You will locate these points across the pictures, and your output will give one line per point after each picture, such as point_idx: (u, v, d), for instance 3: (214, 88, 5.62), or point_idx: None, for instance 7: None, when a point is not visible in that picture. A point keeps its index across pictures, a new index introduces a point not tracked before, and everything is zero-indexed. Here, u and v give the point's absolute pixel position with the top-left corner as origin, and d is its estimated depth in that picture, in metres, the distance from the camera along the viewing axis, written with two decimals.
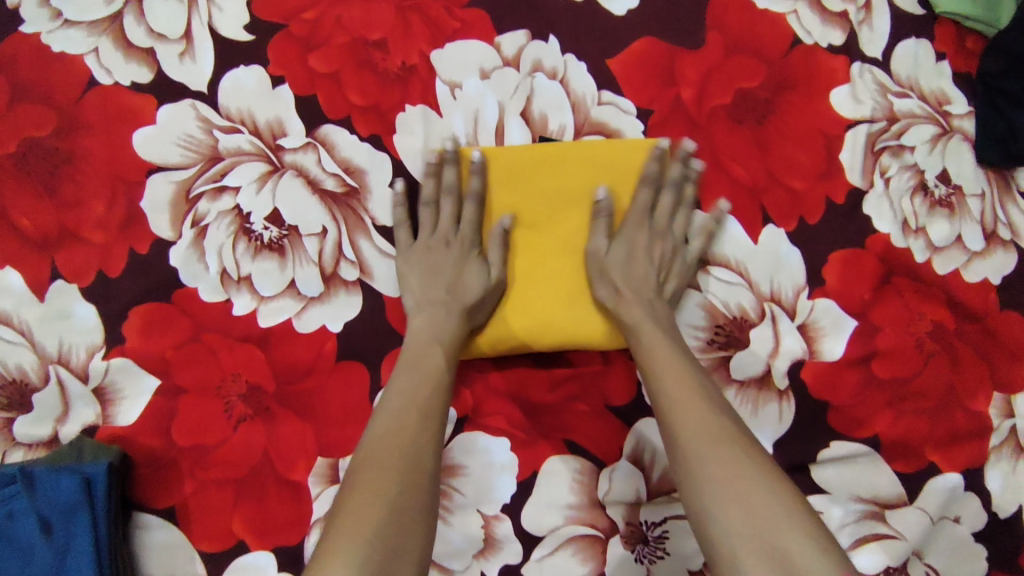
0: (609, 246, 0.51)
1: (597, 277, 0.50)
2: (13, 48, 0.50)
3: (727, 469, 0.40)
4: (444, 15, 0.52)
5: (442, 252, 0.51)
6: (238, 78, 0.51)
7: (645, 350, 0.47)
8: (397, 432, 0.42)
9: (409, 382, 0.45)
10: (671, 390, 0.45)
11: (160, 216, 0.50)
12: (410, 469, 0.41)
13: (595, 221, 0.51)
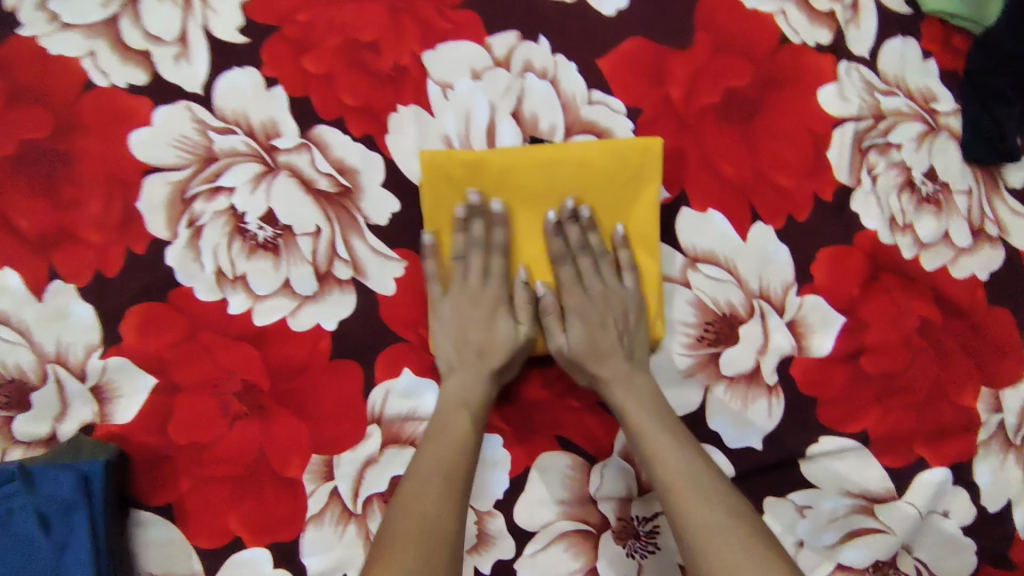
0: (567, 338, 0.51)
1: (573, 370, 0.51)
2: (11, 52, 0.51)
3: (748, 556, 0.41)
4: (435, 17, 0.53)
5: (474, 310, 0.51)
6: (232, 79, 0.51)
7: (632, 430, 0.48)
8: (429, 508, 0.43)
9: (439, 459, 0.46)
10: (668, 470, 0.46)
11: (156, 217, 0.51)
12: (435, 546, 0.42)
13: (547, 319, 0.51)
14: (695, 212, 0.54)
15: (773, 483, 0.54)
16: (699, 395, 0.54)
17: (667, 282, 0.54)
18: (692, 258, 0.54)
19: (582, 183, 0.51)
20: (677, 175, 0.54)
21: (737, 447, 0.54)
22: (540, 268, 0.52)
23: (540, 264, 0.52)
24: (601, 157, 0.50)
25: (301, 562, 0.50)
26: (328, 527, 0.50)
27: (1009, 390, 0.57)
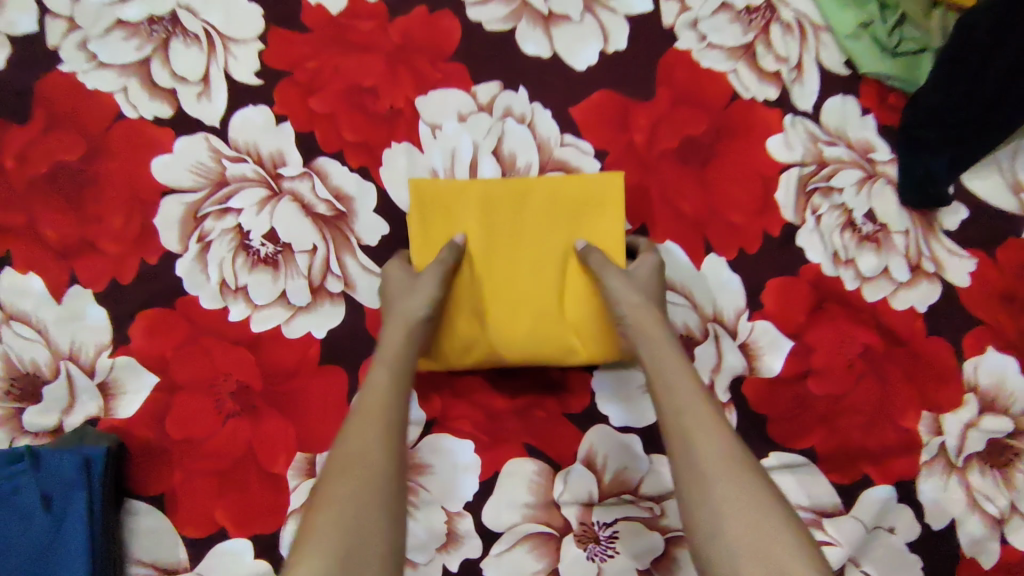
0: (619, 278, 0.53)
1: (619, 299, 0.52)
2: (52, 84, 0.58)
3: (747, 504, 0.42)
4: (428, 67, 0.60)
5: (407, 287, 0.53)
6: (246, 115, 0.58)
7: (672, 372, 0.48)
8: (358, 477, 0.43)
9: (367, 428, 0.46)
10: (694, 416, 0.46)
11: (169, 232, 0.57)
12: (370, 515, 0.42)
13: (597, 257, 0.54)
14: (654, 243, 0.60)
15: None
16: None
17: None
18: None
19: (553, 206, 0.56)
20: (640, 209, 0.61)
21: None
22: (558, 237, 0.56)
23: (517, 235, 0.56)
24: (568, 188, 0.57)
25: (280, 554, 0.53)
26: None
27: (950, 415, 0.61)
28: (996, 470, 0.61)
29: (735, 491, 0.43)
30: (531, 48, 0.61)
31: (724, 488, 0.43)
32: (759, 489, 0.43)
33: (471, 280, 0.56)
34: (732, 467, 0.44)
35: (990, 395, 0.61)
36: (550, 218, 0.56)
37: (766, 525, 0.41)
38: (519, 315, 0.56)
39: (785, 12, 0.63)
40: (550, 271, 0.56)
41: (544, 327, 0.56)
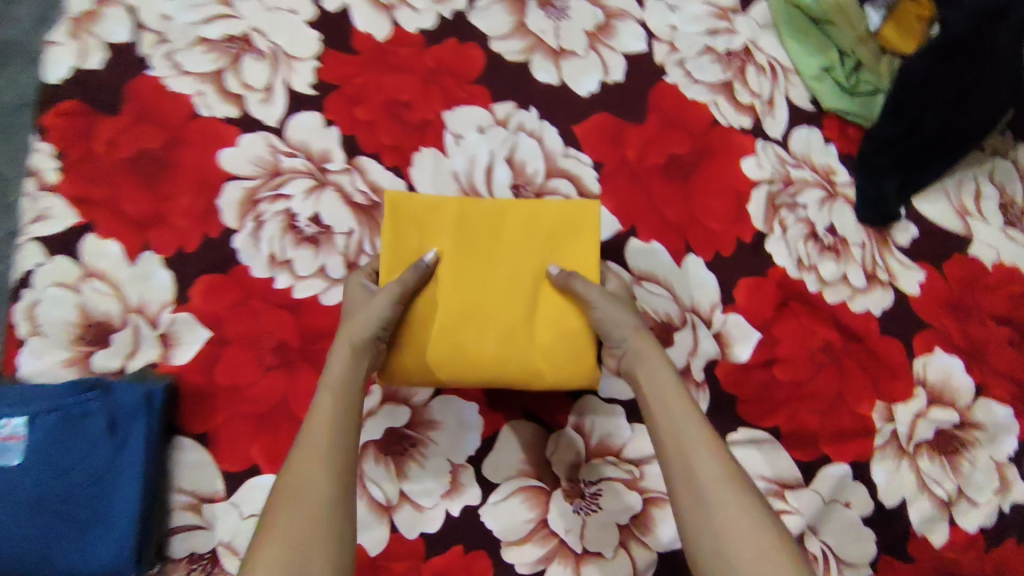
0: (599, 295, 0.58)
1: (613, 324, 0.58)
2: (140, 85, 0.69)
3: (747, 521, 0.46)
4: (455, 87, 0.71)
5: (366, 301, 0.58)
6: (301, 119, 0.69)
7: (667, 404, 0.53)
8: (303, 504, 0.46)
9: (309, 457, 0.49)
10: (693, 443, 0.50)
11: (229, 211, 0.67)
12: (308, 548, 0.45)
13: (575, 277, 0.59)
14: (641, 241, 0.69)
15: None
16: None
17: None
18: (637, 277, 0.68)
19: (532, 229, 0.61)
20: (629, 213, 0.70)
21: None
22: (533, 258, 0.61)
23: (494, 254, 0.61)
24: (548, 213, 0.62)
25: None
26: None
27: (901, 406, 0.68)
28: (944, 457, 0.68)
29: (735, 511, 0.47)
30: (543, 76, 0.72)
31: (725, 510, 0.47)
32: (753, 505, 0.47)
33: (436, 297, 0.60)
34: (732, 487, 0.48)
35: (937, 390, 0.69)
36: (530, 240, 0.61)
37: (763, 542, 0.45)
38: (484, 336, 0.59)
39: (758, 56, 0.75)
40: (521, 293, 0.60)
41: (510, 347, 0.59)
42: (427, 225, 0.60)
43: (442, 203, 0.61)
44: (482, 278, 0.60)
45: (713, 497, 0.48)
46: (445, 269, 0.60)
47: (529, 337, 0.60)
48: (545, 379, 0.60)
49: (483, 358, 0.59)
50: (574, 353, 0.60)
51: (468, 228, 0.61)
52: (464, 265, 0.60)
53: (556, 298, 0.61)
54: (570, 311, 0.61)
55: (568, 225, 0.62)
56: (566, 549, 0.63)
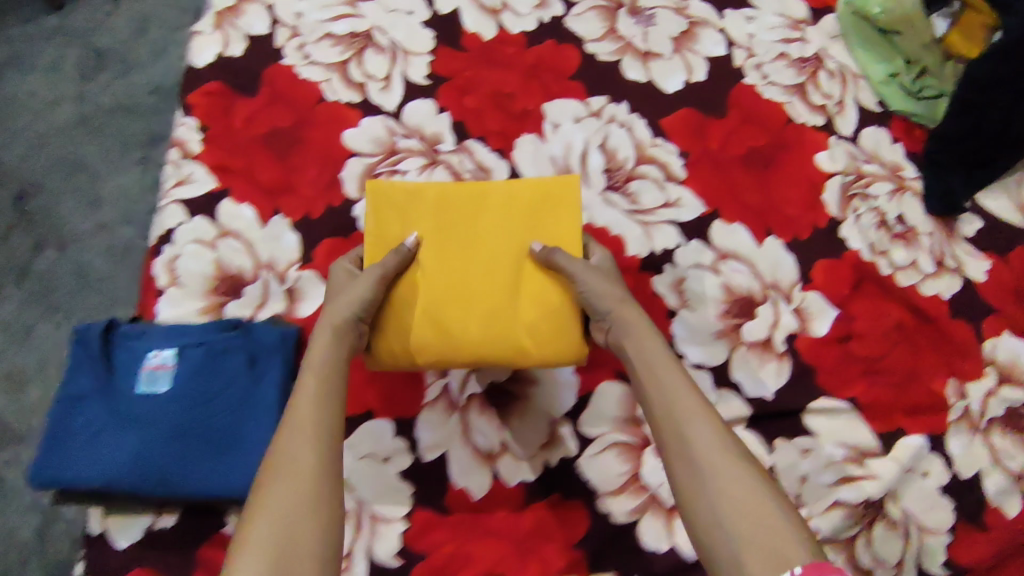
0: (582, 267, 0.60)
1: (596, 298, 0.60)
2: (274, 72, 0.77)
3: (741, 488, 0.49)
4: (554, 82, 0.78)
5: (349, 284, 0.61)
6: (416, 105, 0.77)
7: (658, 378, 0.56)
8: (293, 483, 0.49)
9: (298, 435, 0.52)
10: (686, 416, 0.54)
11: (350, 183, 0.74)
12: (300, 518, 0.47)
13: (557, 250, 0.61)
14: (724, 223, 0.75)
15: (779, 428, 0.70)
16: (726, 354, 0.72)
17: (705, 270, 0.74)
18: (721, 255, 0.74)
19: (511, 207, 0.64)
20: (712, 198, 0.76)
21: (752, 394, 0.71)
22: (515, 236, 0.63)
23: (474, 235, 0.63)
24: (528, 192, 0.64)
25: (415, 434, 0.68)
26: (438, 412, 0.69)
27: (974, 383, 0.72)
28: (1018, 434, 0.71)
29: (731, 480, 0.50)
30: (632, 74, 0.79)
31: (721, 479, 0.50)
32: (751, 470, 0.50)
33: (415, 278, 0.62)
34: (722, 458, 0.51)
35: (1008, 370, 0.73)
36: (510, 219, 0.63)
37: (764, 513, 0.48)
38: (467, 315, 0.61)
39: (828, 63, 0.82)
40: (505, 272, 0.62)
41: (495, 325, 0.61)
42: (408, 210, 0.63)
43: (421, 191, 0.64)
44: (464, 260, 0.62)
45: (707, 470, 0.50)
46: (425, 253, 0.62)
47: (515, 314, 0.61)
48: (534, 357, 0.62)
49: (467, 337, 0.61)
50: (560, 329, 0.62)
51: (449, 211, 0.64)
52: (445, 247, 0.63)
53: (539, 274, 0.63)
54: (553, 286, 0.62)
55: (546, 201, 0.64)
56: (658, 502, 0.68)
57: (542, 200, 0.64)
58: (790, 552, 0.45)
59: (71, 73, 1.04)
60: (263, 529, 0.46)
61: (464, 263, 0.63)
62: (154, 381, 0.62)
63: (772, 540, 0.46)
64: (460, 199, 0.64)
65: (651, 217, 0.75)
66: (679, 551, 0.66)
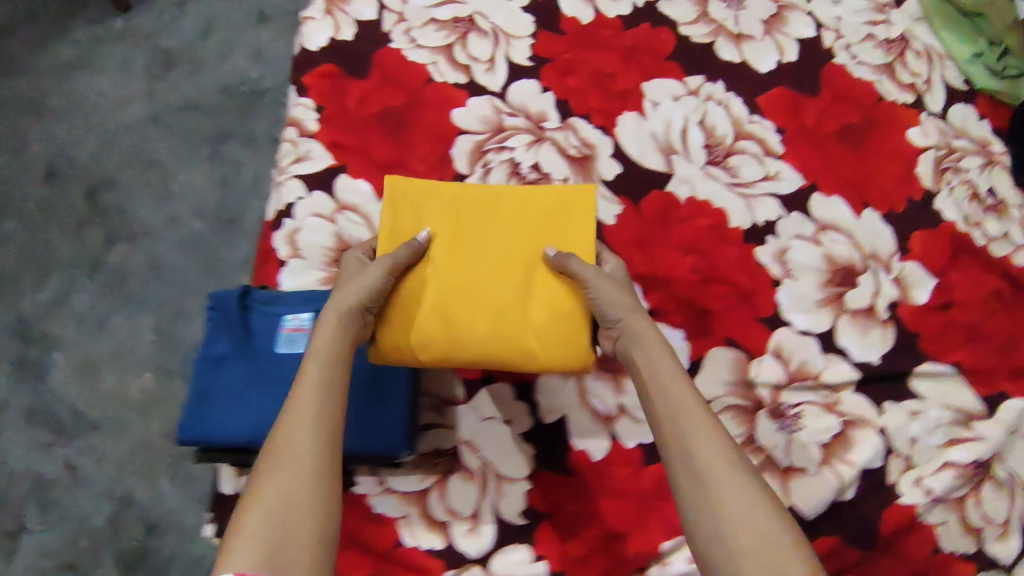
0: (593, 271, 0.62)
1: (607, 303, 0.61)
2: (384, 55, 0.80)
3: (742, 499, 0.50)
4: (652, 62, 0.81)
5: (359, 274, 0.63)
6: (521, 85, 0.80)
7: (658, 382, 0.57)
8: (291, 478, 0.50)
9: (295, 425, 0.53)
10: (688, 421, 0.54)
11: (462, 159, 0.77)
12: (297, 512, 0.49)
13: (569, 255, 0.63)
14: (823, 196, 0.78)
15: (885, 391, 0.73)
16: (830, 321, 0.74)
17: (807, 240, 0.76)
18: (822, 226, 0.77)
19: (526, 211, 0.66)
20: (810, 172, 0.78)
21: (857, 359, 0.74)
22: (526, 239, 0.65)
23: (483, 236, 0.65)
24: (545, 198, 0.66)
25: (534, 398, 0.71)
26: (555, 376, 0.72)
27: None
28: None
29: (734, 490, 0.50)
30: (727, 55, 0.82)
31: (722, 487, 0.51)
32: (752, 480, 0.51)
33: (423, 274, 0.64)
34: (728, 469, 0.51)
35: None
36: (523, 223, 0.65)
37: (766, 527, 0.49)
38: (476, 313, 0.62)
39: (914, 45, 0.85)
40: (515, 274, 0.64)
41: (503, 324, 0.62)
42: (423, 208, 0.66)
43: (436, 189, 0.66)
44: (473, 258, 0.64)
45: (710, 479, 0.51)
46: (435, 249, 0.64)
47: (521, 314, 0.62)
48: (539, 358, 0.62)
49: (472, 333, 0.62)
50: (568, 333, 0.63)
51: (463, 213, 0.66)
52: (456, 246, 0.65)
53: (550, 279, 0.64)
54: (563, 289, 0.63)
55: (563, 210, 0.66)
56: (773, 462, 0.70)
57: (559, 209, 0.66)
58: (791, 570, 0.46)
59: (137, 68, 1.20)
60: (258, 520, 0.48)
61: (475, 261, 0.64)
62: (294, 343, 0.65)
63: (775, 557, 0.47)
64: (476, 204, 0.66)
65: (752, 190, 0.77)
66: (798, 509, 0.68)
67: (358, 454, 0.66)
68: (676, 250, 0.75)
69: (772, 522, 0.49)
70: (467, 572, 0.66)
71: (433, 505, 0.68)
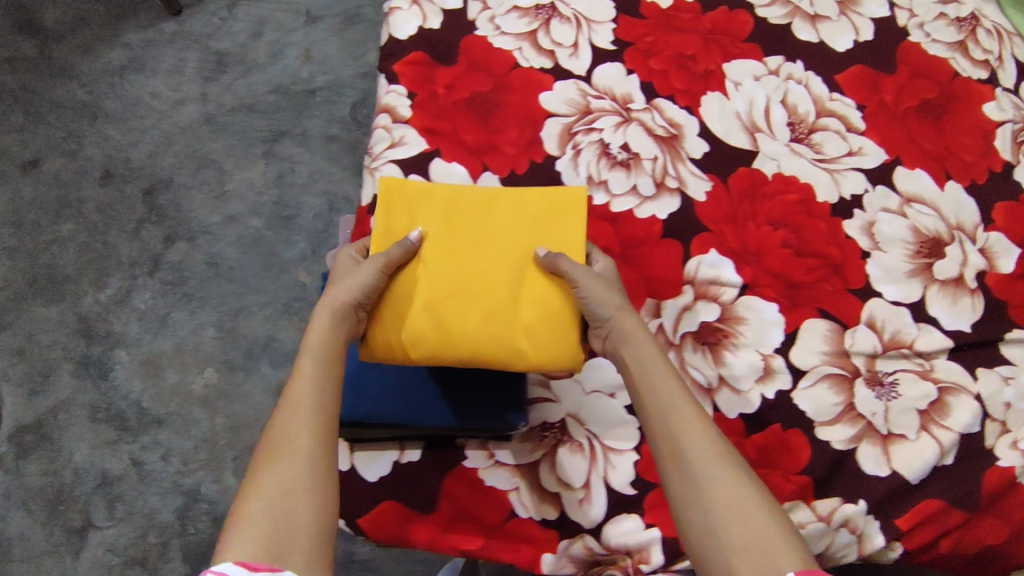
0: (585, 274, 0.63)
1: (596, 304, 0.62)
2: (470, 42, 0.82)
3: (731, 491, 0.53)
4: (731, 45, 0.83)
5: (354, 271, 0.64)
6: (605, 69, 0.81)
7: (645, 383, 0.60)
8: (293, 468, 0.53)
9: (295, 418, 0.56)
10: (675, 419, 0.57)
11: (551, 141, 0.79)
12: (294, 500, 0.52)
13: (560, 258, 0.64)
14: (907, 169, 0.79)
15: (978, 357, 0.74)
16: (921, 290, 0.76)
17: (893, 213, 0.78)
18: (907, 199, 0.78)
19: (519, 211, 0.67)
20: (893, 146, 0.80)
21: (950, 327, 0.75)
22: (516, 240, 0.66)
23: (473, 237, 0.67)
24: (537, 199, 0.67)
25: None
26: None
27: None
28: None
29: (722, 486, 0.53)
30: (804, 36, 0.84)
31: (712, 481, 0.54)
32: (739, 472, 0.54)
33: (414, 273, 0.66)
34: (723, 465, 0.54)
35: None
36: (514, 224, 0.67)
37: (754, 516, 0.52)
38: (467, 314, 0.65)
39: (984, 23, 0.87)
40: (505, 275, 0.66)
41: (491, 324, 0.64)
42: (416, 206, 0.67)
43: (431, 189, 0.68)
44: (465, 260, 0.66)
45: (701, 474, 0.54)
46: (427, 250, 0.66)
47: (511, 315, 0.64)
48: (527, 358, 0.64)
49: (461, 334, 0.64)
50: (555, 333, 0.64)
51: (455, 215, 0.67)
52: (448, 245, 0.66)
53: (540, 279, 0.66)
54: (554, 291, 0.65)
55: (555, 210, 0.67)
56: (874, 429, 0.71)
57: (550, 209, 0.67)
58: (780, 558, 0.49)
59: (222, 104, 1.38)
60: (258, 508, 0.51)
61: (465, 262, 0.66)
62: None
63: (762, 547, 0.50)
64: (469, 205, 0.68)
65: (836, 165, 0.79)
66: (901, 474, 0.70)
67: (469, 428, 0.68)
68: (766, 225, 0.77)
69: (756, 510, 0.52)
70: (581, 542, 0.67)
71: (544, 477, 0.69)
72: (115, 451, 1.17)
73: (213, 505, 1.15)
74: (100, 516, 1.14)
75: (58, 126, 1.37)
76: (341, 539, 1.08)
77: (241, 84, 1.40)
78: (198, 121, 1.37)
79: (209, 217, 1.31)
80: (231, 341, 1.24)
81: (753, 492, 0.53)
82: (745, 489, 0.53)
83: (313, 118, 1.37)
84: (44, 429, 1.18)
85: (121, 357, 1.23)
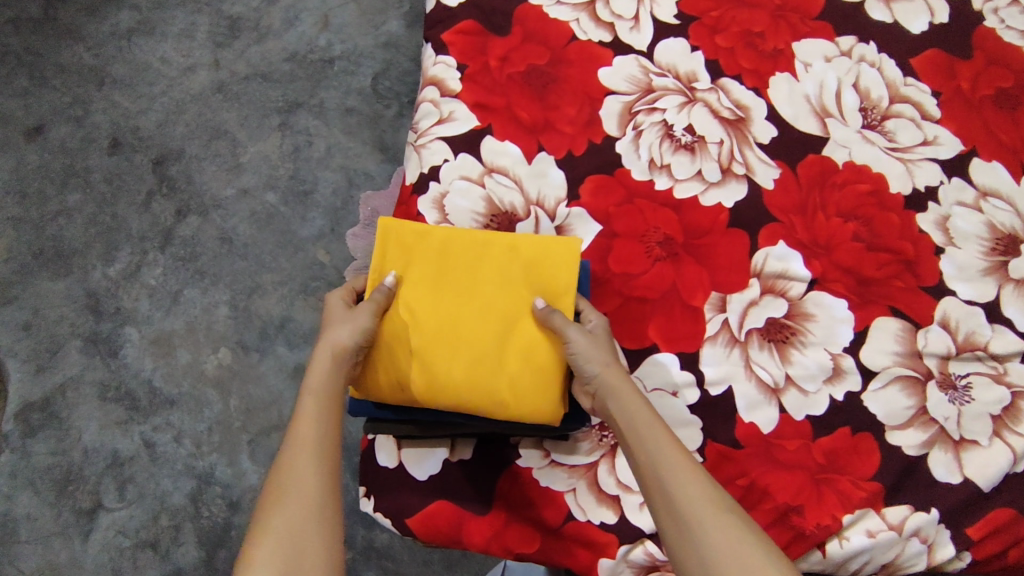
0: (574, 334, 0.60)
1: (583, 362, 0.59)
2: (525, 13, 0.77)
3: (728, 537, 0.49)
4: (800, 23, 0.79)
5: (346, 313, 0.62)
6: (668, 44, 0.76)
7: (632, 433, 0.55)
8: (296, 513, 0.49)
9: (299, 458, 0.52)
10: (662, 469, 0.52)
11: (611, 121, 0.74)
12: (303, 543, 0.48)
13: (550, 316, 0.61)
14: (983, 161, 0.75)
15: None
16: (995, 288, 0.72)
17: (968, 207, 0.74)
18: (982, 193, 0.74)
19: (512, 254, 0.64)
20: (968, 136, 0.76)
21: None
22: (507, 289, 0.63)
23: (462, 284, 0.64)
24: (530, 244, 0.64)
25: (700, 368, 0.68)
26: (720, 347, 0.69)
27: None
28: None
29: (720, 535, 0.49)
30: (877, 16, 0.80)
31: (707, 530, 0.49)
32: (738, 518, 0.50)
33: (402, 320, 0.63)
34: (715, 513, 0.50)
35: None
36: (504, 271, 0.63)
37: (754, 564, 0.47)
38: (453, 366, 0.62)
39: None
40: (495, 326, 0.63)
41: (476, 377, 0.62)
42: (410, 250, 0.64)
43: (429, 229, 0.65)
44: (454, 308, 0.63)
45: (695, 523, 0.50)
46: (418, 295, 0.63)
47: (498, 367, 0.62)
48: (511, 412, 0.62)
49: (446, 385, 0.62)
50: (542, 389, 0.61)
51: (450, 258, 0.64)
52: (440, 292, 0.63)
53: (530, 332, 0.62)
54: (542, 345, 0.62)
55: (548, 257, 0.63)
56: (946, 435, 0.68)
57: (542, 258, 0.63)
58: None
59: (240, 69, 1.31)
60: (266, 550, 0.47)
61: (455, 310, 0.63)
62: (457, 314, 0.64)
63: None
64: (463, 248, 0.64)
65: (910, 155, 0.75)
66: (973, 482, 0.67)
67: (515, 428, 0.64)
68: (837, 217, 0.72)
69: (759, 557, 0.48)
70: (641, 546, 0.63)
71: (604, 479, 0.65)
72: (125, 432, 1.12)
73: (227, 490, 1.10)
74: (111, 498, 1.09)
75: (64, 91, 1.30)
76: (360, 524, 1.05)
77: (255, 51, 1.32)
78: (211, 89, 1.30)
79: (221, 191, 1.25)
80: (244, 321, 1.18)
81: (753, 539, 0.49)
82: (746, 537, 0.49)
83: (330, 89, 1.30)
84: (51, 407, 1.14)
85: (131, 335, 1.17)
